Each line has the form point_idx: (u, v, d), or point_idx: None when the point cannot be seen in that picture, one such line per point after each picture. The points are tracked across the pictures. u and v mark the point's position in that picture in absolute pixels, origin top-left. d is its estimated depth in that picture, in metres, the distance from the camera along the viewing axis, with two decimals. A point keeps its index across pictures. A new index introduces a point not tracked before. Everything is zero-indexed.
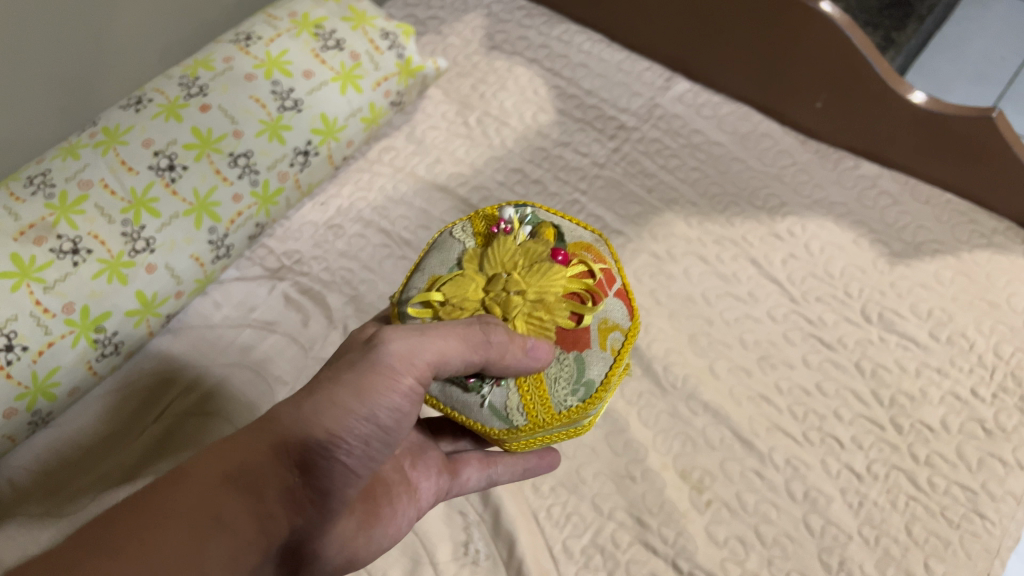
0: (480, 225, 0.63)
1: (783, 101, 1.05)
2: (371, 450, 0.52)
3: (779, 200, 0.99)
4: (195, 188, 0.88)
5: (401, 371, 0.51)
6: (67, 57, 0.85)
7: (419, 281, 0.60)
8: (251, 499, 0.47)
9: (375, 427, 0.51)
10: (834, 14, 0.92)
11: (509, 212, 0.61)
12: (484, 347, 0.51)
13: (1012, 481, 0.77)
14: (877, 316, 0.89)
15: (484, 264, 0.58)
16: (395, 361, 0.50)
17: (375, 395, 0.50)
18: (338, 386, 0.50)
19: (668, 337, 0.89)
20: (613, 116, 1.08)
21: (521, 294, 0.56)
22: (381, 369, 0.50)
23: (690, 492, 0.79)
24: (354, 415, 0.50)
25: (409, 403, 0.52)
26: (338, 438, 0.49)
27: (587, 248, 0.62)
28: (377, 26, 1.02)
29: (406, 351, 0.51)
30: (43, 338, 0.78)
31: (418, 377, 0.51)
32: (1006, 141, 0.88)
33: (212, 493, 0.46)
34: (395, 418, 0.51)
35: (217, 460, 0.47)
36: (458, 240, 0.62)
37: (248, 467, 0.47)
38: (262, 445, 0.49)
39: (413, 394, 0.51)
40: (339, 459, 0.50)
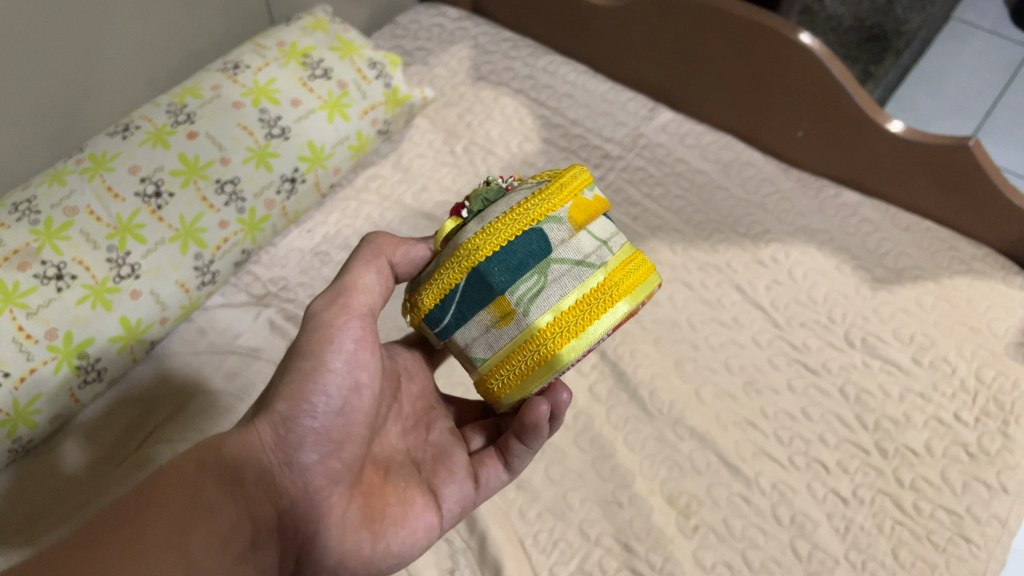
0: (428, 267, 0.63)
1: (765, 131, 1.07)
2: (338, 406, 0.55)
3: (762, 228, 1.00)
4: (181, 215, 0.88)
5: (333, 316, 0.57)
6: (54, 84, 0.86)
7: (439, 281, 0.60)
8: (230, 484, 0.51)
9: (331, 380, 0.55)
10: (813, 46, 0.94)
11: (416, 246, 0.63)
12: (377, 260, 0.60)
13: (997, 504, 0.77)
14: (860, 341, 0.90)
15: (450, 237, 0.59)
16: (321, 314, 0.57)
17: (315, 347, 0.56)
18: (285, 360, 0.57)
19: (654, 362, 0.89)
20: (598, 146, 1.10)
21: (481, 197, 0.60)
22: (313, 326, 0.57)
23: (677, 517, 0.78)
24: (303, 376, 0.55)
25: (354, 346, 0.57)
26: (295, 403, 0.54)
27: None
28: (365, 56, 1.03)
29: (331, 298, 0.58)
30: (25, 365, 0.77)
31: (351, 319, 0.57)
32: (982, 168, 0.90)
33: (189, 483, 0.49)
34: (348, 363, 0.56)
35: (196, 453, 0.52)
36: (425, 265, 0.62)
37: (224, 454, 0.52)
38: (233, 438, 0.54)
39: (355, 335, 0.57)
40: (306, 428, 0.54)
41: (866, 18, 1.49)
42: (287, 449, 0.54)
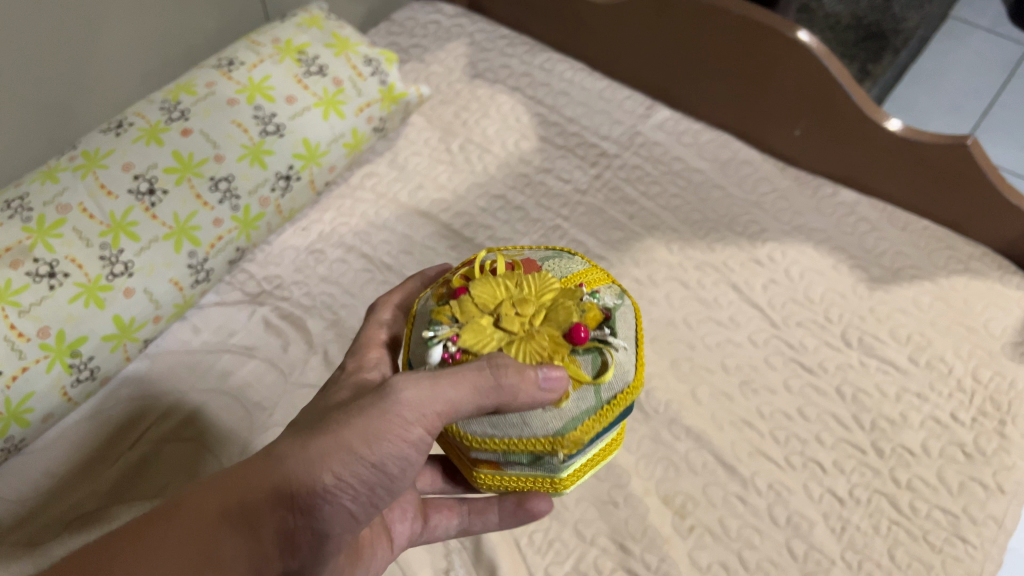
0: None
1: (763, 129, 1.07)
2: (375, 496, 0.51)
3: (759, 226, 1.00)
4: (175, 213, 0.87)
5: (415, 418, 0.50)
6: (47, 80, 0.85)
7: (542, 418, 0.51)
8: (247, 536, 0.48)
9: (381, 474, 0.51)
10: (811, 44, 0.94)
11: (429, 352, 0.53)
12: (494, 394, 0.49)
13: (994, 505, 0.77)
14: (857, 340, 0.89)
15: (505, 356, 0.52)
16: (406, 407, 0.49)
17: (382, 445, 0.50)
18: (346, 431, 0.50)
19: (650, 362, 0.89)
20: (594, 143, 1.09)
21: (512, 298, 0.54)
22: (390, 417, 0.50)
23: (673, 517, 0.78)
24: (360, 460, 0.49)
25: (415, 452, 0.51)
26: (342, 485, 0.49)
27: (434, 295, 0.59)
28: (361, 53, 1.03)
29: (419, 398, 0.49)
30: (17, 363, 0.76)
31: (425, 428, 0.50)
32: (980, 166, 0.90)
33: (204, 534, 0.47)
34: (402, 466, 0.51)
35: (219, 497, 0.48)
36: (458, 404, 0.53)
37: (246, 508, 0.48)
38: (263, 486, 0.48)
39: (419, 444, 0.51)
40: (342, 506, 0.50)
41: (864, 16, 1.48)
42: (313, 519, 0.49)
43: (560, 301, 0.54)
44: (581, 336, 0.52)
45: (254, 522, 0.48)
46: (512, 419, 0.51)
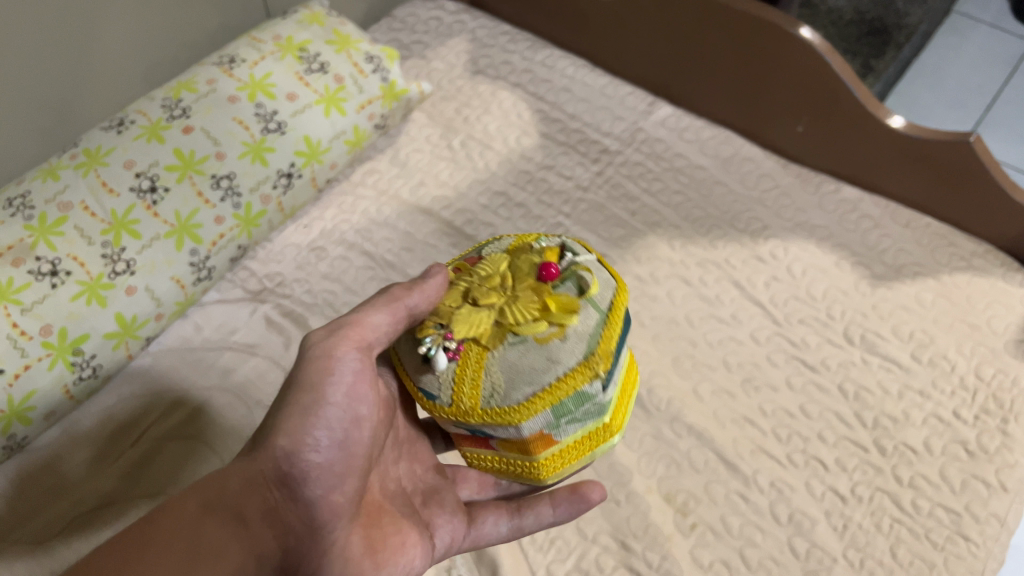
0: (465, 381, 0.56)
1: (765, 126, 1.07)
2: (336, 433, 0.56)
3: (761, 223, 1.00)
4: (176, 211, 0.87)
5: (334, 349, 0.57)
6: (48, 77, 0.85)
7: (573, 345, 0.56)
8: (232, 521, 0.52)
9: (330, 408, 0.56)
10: (812, 40, 0.93)
11: (435, 361, 0.56)
12: (392, 300, 0.58)
13: (996, 502, 0.77)
14: (859, 338, 0.89)
15: (508, 327, 0.57)
16: (323, 346, 0.57)
17: (317, 386, 0.56)
18: (285, 397, 0.56)
19: (652, 360, 0.89)
20: (596, 140, 1.09)
21: (476, 282, 0.59)
22: (313, 361, 0.57)
23: (675, 515, 0.78)
24: (305, 407, 0.55)
25: (353, 377, 0.57)
26: (297, 440, 0.55)
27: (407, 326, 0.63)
28: (362, 50, 1.03)
29: (330, 333, 0.58)
30: (19, 362, 0.76)
31: (351, 350, 0.57)
32: (982, 163, 0.90)
33: (191, 527, 0.50)
34: (346, 394, 0.57)
35: (193, 496, 0.52)
36: (487, 377, 0.56)
37: (222, 498, 0.52)
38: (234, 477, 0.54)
39: (354, 368, 0.57)
40: (307, 459, 0.55)
41: (866, 11, 1.48)
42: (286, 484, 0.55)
43: (515, 261, 0.61)
44: (552, 270, 0.58)
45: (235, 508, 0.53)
46: (539, 365, 0.55)
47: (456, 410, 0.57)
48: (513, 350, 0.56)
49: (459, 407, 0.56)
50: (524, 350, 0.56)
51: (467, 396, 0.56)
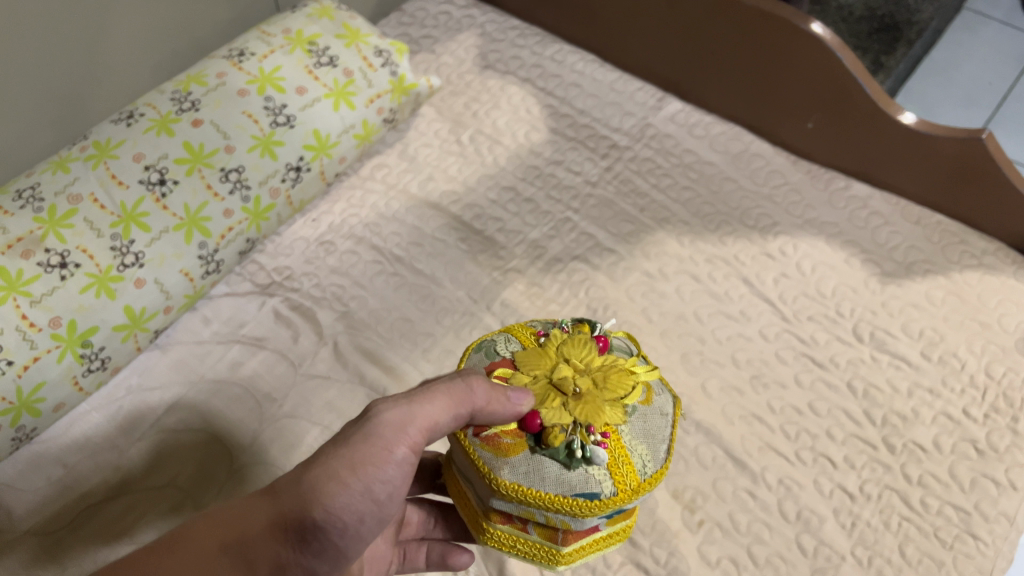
0: (617, 465, 0.54)
1: (775, 123, 1.06)
2: (365, 527, 0.51)
3: (771, 219, 0.99)
4: (186, 204, 0.87)
5: (395, 440, 0.52)
6: (58, 70, 0.85)
7: (663, 399, 0.59)
8: (244, 568, 0.49)
9: (370, 502, 0.51)
10: (824, 36, 0.93)
11: (597, 455, 0.53)
12: (468, 401, 0.52)
13: (1006, 501, 0.77)
14: (869, 335, 0.89)
15: (621, 400, 0.56)
16: (388, 430, 0.52)
17: (368, 467, 0.51)
18: (334, 459, 0.50)
19: (660, 356, 0.88)
20: (605, 135, 1.09)
21: (564, 374, 0.56)
22: (372, 438, 0.51)
23: (682, 511, 0.78)
24: (350, 490, 0.50)
25: (401, 476, 0.52)
26: (333, 515, 0.49)
27: (506, 452, 0.54)
28: (371, 44, 1.03)
29: (399, 418, 0.52)
30: (29, 353, 0.77)
31: (411, 446, 0.52)
32: (994, 160, 0.89)
33: (201, 564, 0.48)
34: (389, 491, 0.52)
35: (216, 532, 0.50)
36: (634, 452, 0.55)
37: (241, 540, 0.49)
38: (261, 520, 0.50)
39: (405, 465, 0.52)
40: (331, 538, 0.50)
41: (877, 7, 1.47)
42: (302, 550, 0.49)
43: (563, 346, 0.59)
44: (602, 339, 0.61)
45: (251, 555, 0.49)
46: (659, 421, 0.57)
47: (623, 495, 0.53)
48: (634, 418, 0.56)
49: (624, 490, 0.53)
50: (639, 415, 0.57)
51: (629, 476, 0.54)
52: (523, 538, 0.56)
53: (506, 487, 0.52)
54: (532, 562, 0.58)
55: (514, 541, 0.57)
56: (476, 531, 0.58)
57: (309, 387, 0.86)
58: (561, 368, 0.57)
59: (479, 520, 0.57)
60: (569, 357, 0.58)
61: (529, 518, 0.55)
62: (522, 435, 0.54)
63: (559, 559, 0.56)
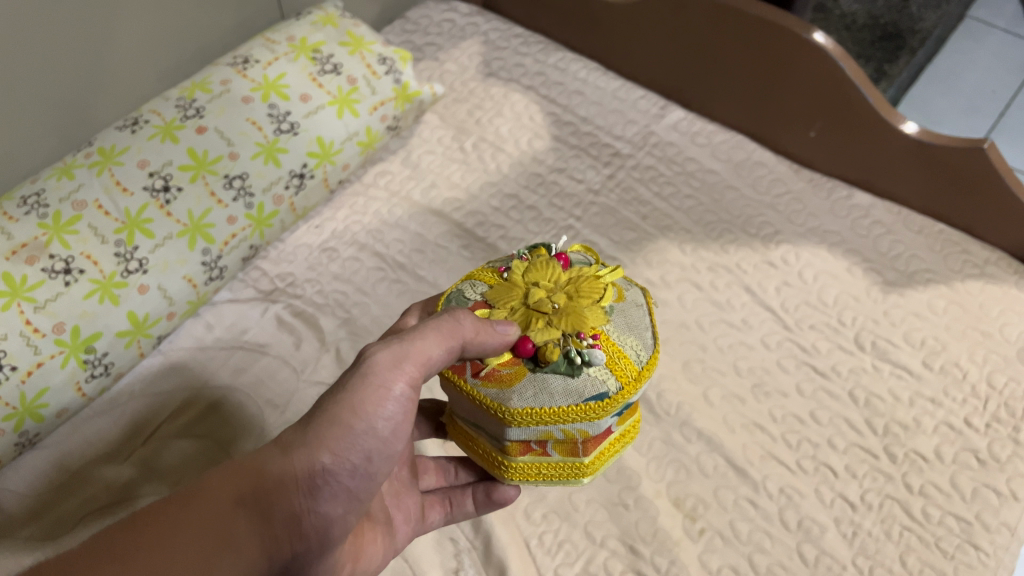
0: (615, 362, 0.54)
1: (778, 132, 1.06)
2: (372, 466, 0.51)
3: (773, 228, 1.00)
4: (189, 210, 0.88)
5: (390, 377, 0.52)
6: (64, 76, 0.86)
7: (634, 293, 0.60)
8: (259, 520, 0.49)
9: (375, 440, 0.51)
10: (826, 45, 0.93)
11: (594, 356, 0.53)
12: (457, 332, 0.52)
13: (1007, 512, 0.77)
14: (870, 344, 0.89)
15: (598, 303, 0.57)
16: (384, 368, 0.51)
17: (368, 406, 0.51)
18: (333, 404, 0.50)
19: (662, 364, 0.88)
20: (608, 144, 1.09)
21: (541, 296, 0.56)
22: (368, 378, 0.51)
23: (684, 520, 0.78)
24: (353, 431, 0.50)
25: (402, 411, 0.52)
26: (338, 457, 0.50)
27: (510, 381, 0.53)
28: (375, 51, 1.03)
29: (393, 356, 0.52)
30: (32, 359, 0.77)
31: (408, 381, 0.52)
32: (996, 169, 0.90)
33: (220, 516, 0.48)
34: (392, 427, 0.52)
35: (232, 481, 0.49)
36: (625, 344, 0.56)
37: (257, 490, 0.49)
38: (273, 468, 0.49)
39: (405, 401, 0.52)
40: (339, 481, 0.50)
41: (881, 16, 1.47)
42: (314, 497, 0.49)
43: (528, 273, 0.59)
44: (563, 258, 0.61)
45: (266, 505, 0.49)
46: (637, 313, 0.58)
47: (628, 387, 0.54)
48: (615, 316, 0.57)
49: (628, 382, 0.54)
50: (618, 312, 0.58)
51: (628, 367, 0.54)
52: (545, 462, 0.57)
53: (519, 413, 0.52)
54: (562, 484, 0.58)
55: (538, 468, 0.57)
56: (497, 470, 0.58)
57: (311, 393, 0.86)
58: (534, 293, 0.57)
59: (498, 458, 0.57)
60: (536, 280, 0.58)
61: (546, 439, 0.55)
62: (519, 361, 0.54)
63: (584, 470, 0.57)
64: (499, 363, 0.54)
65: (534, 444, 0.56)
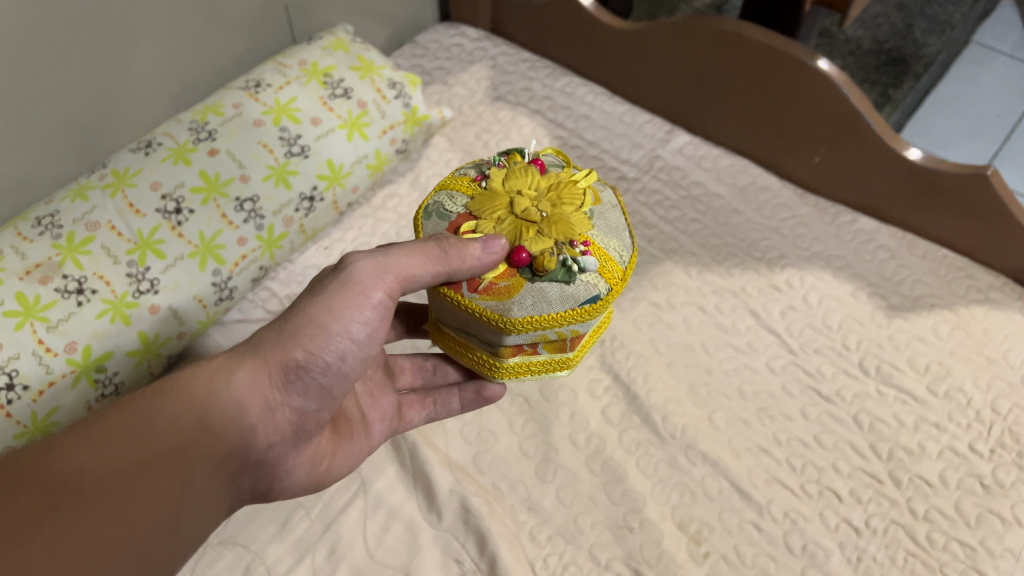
0: (602, 264, 0.58)
1: (784, 157, 1.07)
2: (345, 365, 0.60)
3: (778, 252, 1.00)
4: (201, 231, 0.89)
5: (367, 287, 0.59)
6: (81, 100, 0.87)
7: (607, 193, 0.64)
8: (232, 408, 0.56)
9: (349, 341, 0.59)
10: (830, 72, 0.94)
11: (586, 263, 0.57)
12: (442, 260, 0.55)
13: (1012, 538, 0.77)
14: (875, 369, 0.89)
15: (580, 207, 0.60)
16: (364, 279, 0.59)
17: (344, 311, 0.58)
18: (312, 308, 0.58)
19: (667, 386, 0.89)
20: (614, 167, 1.10)
21: (527, 206, 0.59)
22: (348, 288, 0.58)
23: (688, 543, 0.78)
24: (329, 332, 0.58)
25: (376, 316, 0.60)
26: (314, 355, 0.58)
27: (508, 293, 0.56)
28: (385, 76, 1.05)
29: (372, 268, 0.59)
30: (44, 378, 0.78)
31: (387, 292, 0.59)
32: (999, 196, 0.90)
33: (195, 404, 0.55)
34: (365, 331, 0.60)
35: (206, 374, 0.56)
36: (609, 245, 0.60)
37: (231, 384, 0.56)
38: (250, 364, 0.57)
39: (381, 308, 0.60)
40: (313, 376, 0.59)
41: (885, 40, 1.48)
42: (287, 389, 0.58)
43: (509, 180, 0.61)
44: (539, 163, 0.64)
45: (240, 396, 0.57)
46: (613, 213, 0.62)
47: (616, 288, 0.58)
48: (596, 219, 0.61)
49: (615, 284, 0.58)
50: (598, 215, 0.62)
51: (615, 269, 0.59)
52: (534, 359, 0.62)
53: (521, 323, 0.56)
54: (546, 374, 0.63)
55: (527, 365, 0.62)
56: (489, 370, 0.62)
57: None
58: (520, 202, 0.59)
59: (490, 359, 0.61)
60: (519, 189, 0.61)
61: (539, 341, 0.59)
62: (515, 273, 0.57)
63: (567, 363, 0.62)
64: (497, 275, 0.57)
65: (527, 346, 0.60)
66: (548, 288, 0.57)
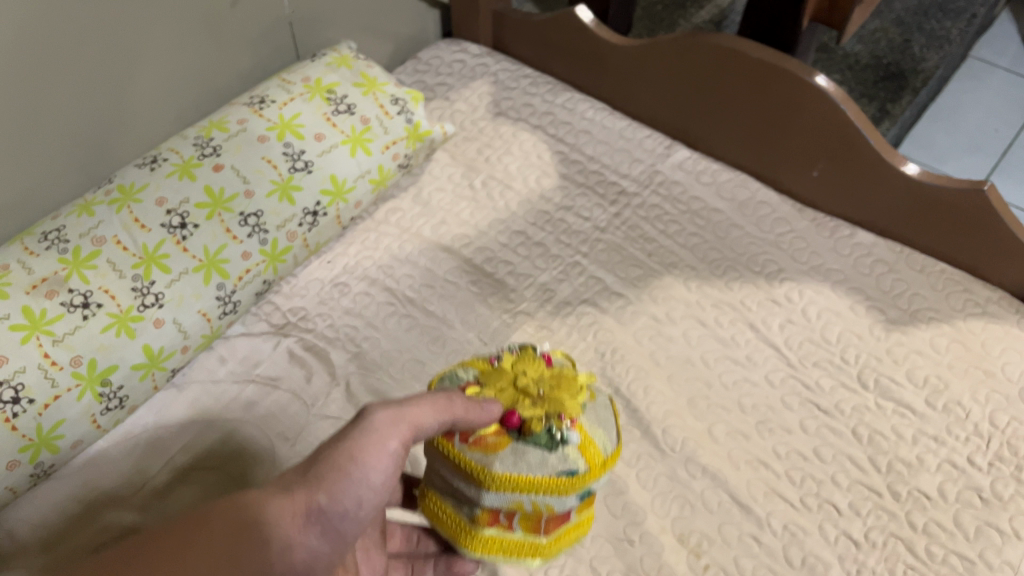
0: (586, 447, 0.60)
1: (783, 172, 1.08)
2: (362, 512, 0.52)
3: (777, 266, 1.01)
4: (205, 246, 0.90)
5: (387, 433, 0.54)
6: (87, 116, 0.89)
7: (603, 400, 0.66)
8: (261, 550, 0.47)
9: (370, 489, 0.53)
10: (828, 89, 0.95)
11: (570, 436, 0.59)
12: (449, 408, 0.56)
13: (1010, 550, 0.77)
14: (874, 382, 0.90)
15: (577, 397, 0.62)
16: (381, 425, 0.54)
17: (366, 456, 0.53)
18: (335, 450, 0.52)
19: (667, 400, 0.89)
20: (614, 182, 1.11)
21: (528, 380, 0.62)
22: (368, 434, 0.54)
23: (689, 556, 0.78)
24: (352, 478, 0.52)
25: (392, 468, 0.54)
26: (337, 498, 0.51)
27: (495, 449, 0.58)
28: (388, 93, 1.06)
29: (389, 417, 0.55)
30: (50, 392, 0.78)
31: (401, 442, 0.55)
32: (995, 210, 0.91)
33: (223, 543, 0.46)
34: (383, 481, 0.54)
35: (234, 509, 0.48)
36: (595, 430, 0.62)
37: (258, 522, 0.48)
38: (277, 503, 0.49)
39: (396, 458, 0.55)
40: (334, 520, 0.50)
41: (883, 56, 1.50)
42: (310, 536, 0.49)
43: (520, 360, 0.64)
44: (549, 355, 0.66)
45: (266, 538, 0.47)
46: (604, 409, 0.65)
47: (595, 471, 0.59)
48: (587, 410, 0.63)
49: (595, 466, 0.59)
50: (590, 409, 0.64)
51: (596, 454, 0.60)
52: (509, 537, 0.62)
53: (499, 479, 0.57)
54: (516, 562, 0.63)
55: (500, 541, 0.62)
56: (463, 538, 0.62)
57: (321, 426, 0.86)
58: (522, 376, 0.62)
59: (466, 526, 0.61)
60: (526, 368, 0.63)
61: (515, 513, 0.59)
62: (504, 433, 0.59)
63: (541, 549, 0.62)
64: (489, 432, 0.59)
65: (503, 518, 0.60)
66: (530, 454, 0.58)
